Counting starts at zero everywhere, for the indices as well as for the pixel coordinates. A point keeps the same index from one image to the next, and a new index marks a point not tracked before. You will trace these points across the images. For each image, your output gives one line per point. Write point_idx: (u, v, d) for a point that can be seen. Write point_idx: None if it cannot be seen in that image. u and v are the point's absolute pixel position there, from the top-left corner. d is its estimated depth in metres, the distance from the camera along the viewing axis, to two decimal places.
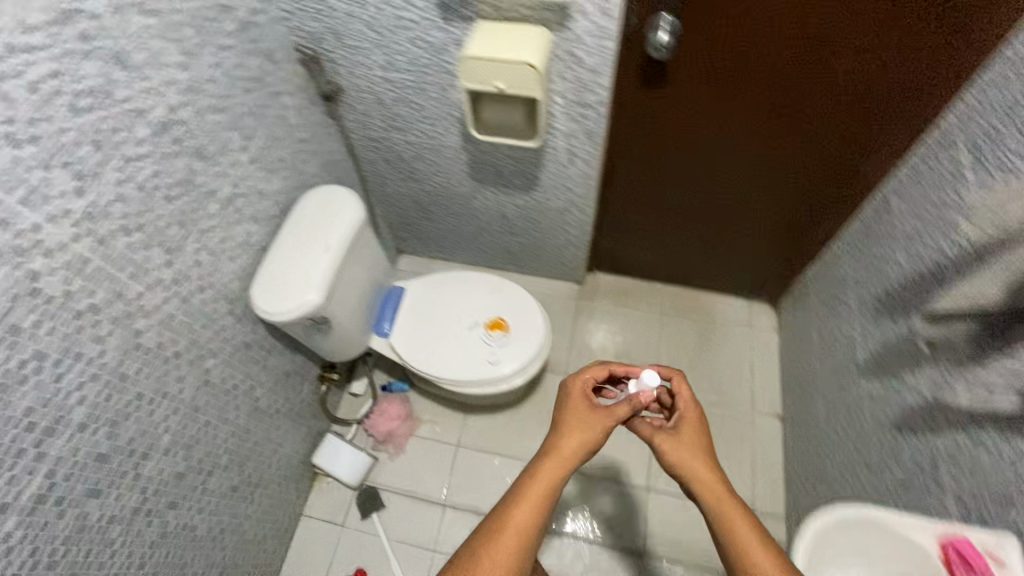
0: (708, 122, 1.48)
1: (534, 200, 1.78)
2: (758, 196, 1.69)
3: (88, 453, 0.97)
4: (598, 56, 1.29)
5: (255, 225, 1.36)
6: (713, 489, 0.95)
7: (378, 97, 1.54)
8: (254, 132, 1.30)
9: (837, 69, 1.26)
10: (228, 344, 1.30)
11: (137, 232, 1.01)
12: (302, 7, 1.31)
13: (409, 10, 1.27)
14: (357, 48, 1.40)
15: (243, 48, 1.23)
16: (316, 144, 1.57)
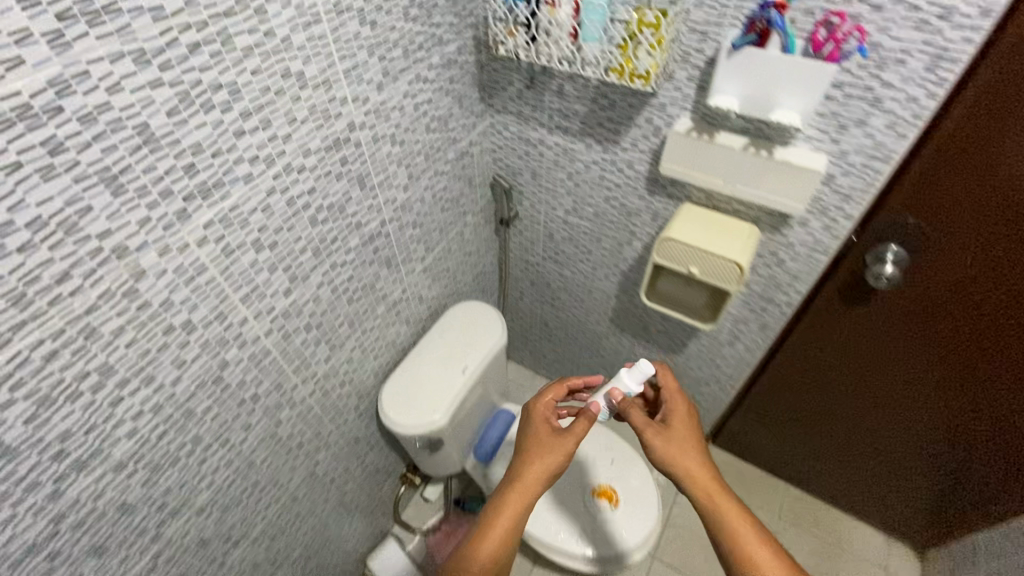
0: (820, 348, 1.08)
1: (677, 364, 1.32)
2: (938, 465, 1.18)
3: (175, 543, 0.74)
4: (804, 266, 0.91)
5: (407, 326, 1.12)
6: (730, 511, 0.75)
7: (552, 217, 1.19)
8: (436, 244, 1.10)
9: (941, 313, 0.88)
10: (343, 437, 1.05)
11: (316, 329, 0.83)
12: (511, 145, 1.09)
13: (615, 174, 1.00)
14: (549, 190, 1.13)
15: (514, 131, 1.06)
16: (481, 257, 1.33)
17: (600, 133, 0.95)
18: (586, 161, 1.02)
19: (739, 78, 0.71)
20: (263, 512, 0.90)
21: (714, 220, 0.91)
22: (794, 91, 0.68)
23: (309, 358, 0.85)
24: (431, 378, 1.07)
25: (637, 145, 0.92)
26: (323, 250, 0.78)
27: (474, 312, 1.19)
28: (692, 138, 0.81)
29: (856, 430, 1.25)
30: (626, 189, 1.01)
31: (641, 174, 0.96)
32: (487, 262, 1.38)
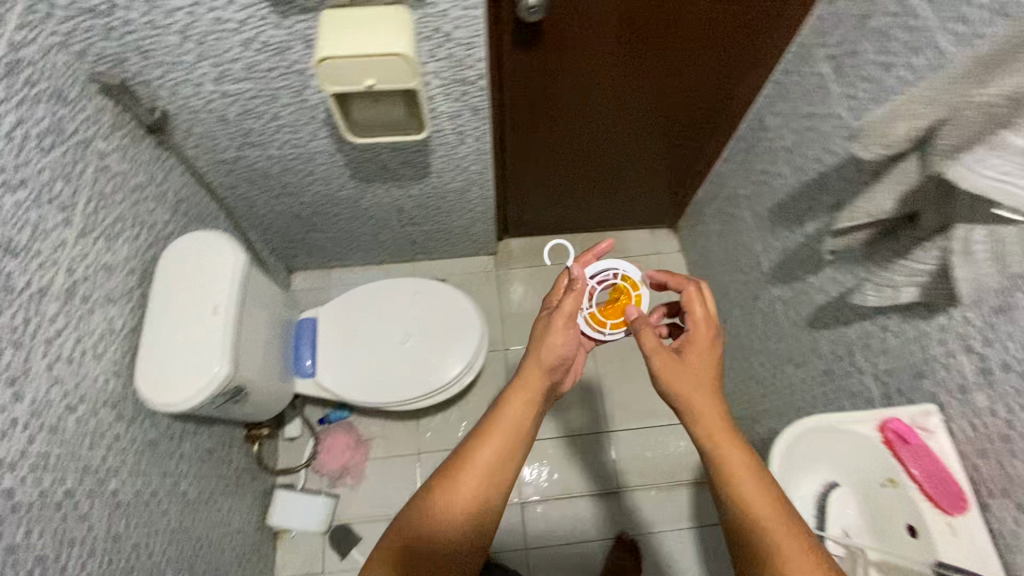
0: (573, 99, 1.13)
1: (431, 187, 1.30)
2: (670, 164, 1.42)
3: (25, 518, 0.70)
4: (478, 41, 0.89)
5: (120, 309, 0.91)
6: (712, 422, 0.72)
7: (214, 115, 1.00)
8: (104, 220, 0.88)
9: (571, 96, 1.13)
10: (130, 452, 0.90)
11: (8, 383, 0.69)
12: (122, 47, 0.84)
13: (254, 31, 0.84)
14: (193, 88, 0.94)
15: (114, 39, 0.83)
16: (183, 193, 1.11)
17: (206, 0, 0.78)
18: (214, 65, 0.90)
19: None
20: (94, 513, 0.81)
21: (354, 23, 0.79)
22: None
23: (31, 294, 0.73)
24: (174, 348, 0.91)
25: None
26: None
27: (196, 257, 0.97)
28: None
29: (616, 170, 1.43)
30: (280, 53, 0.88)
31: (296, 33, 0.85)
32: (186, 184, 1.12)
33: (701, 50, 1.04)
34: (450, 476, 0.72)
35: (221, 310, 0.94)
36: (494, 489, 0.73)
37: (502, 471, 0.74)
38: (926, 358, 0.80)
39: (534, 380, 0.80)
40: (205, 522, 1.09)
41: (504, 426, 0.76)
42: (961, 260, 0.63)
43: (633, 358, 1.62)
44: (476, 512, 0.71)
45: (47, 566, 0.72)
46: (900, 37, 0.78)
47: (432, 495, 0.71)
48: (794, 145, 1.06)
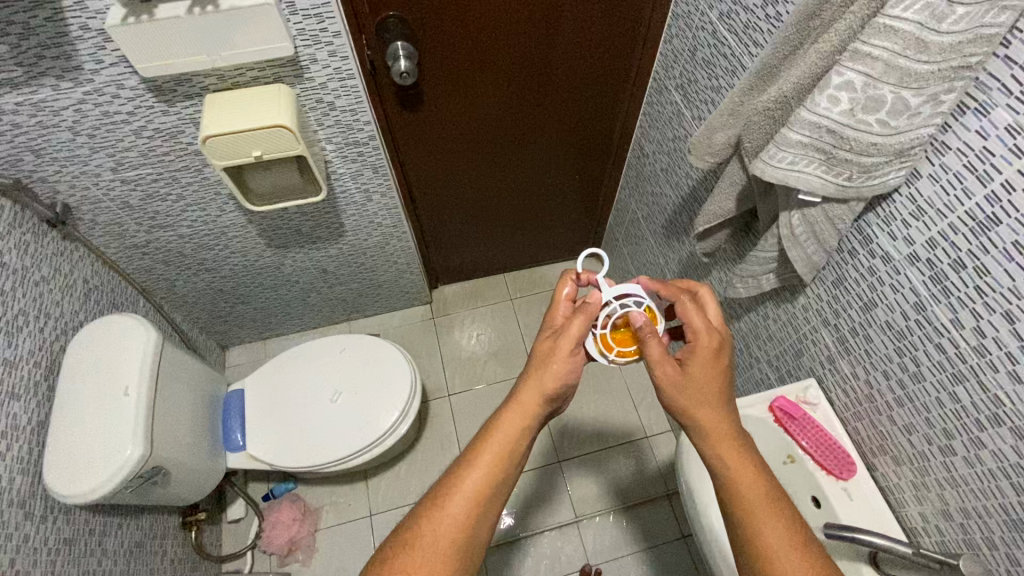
0: (469, 151, 1.23)
1: (350, 246, 1.35)
2: (578, 197, 1.52)
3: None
4: (360, 106, 0.97)
5: (25, 403, 0.90)
6: (726, 446, 0.65)
7: (118, 201, 1.04)
8: (2, 315, 0.88)
9: (468, 150, 1.22)
10: (40, 552, 0.86)
11: None
12: (14, 148, 0.88)
13: (144, 120, 0.89)
14: (92, 179, 0.98)
15: (4, 142, 0.87)
16: (94, 281, 1.11)
17: (92, 97, 0.84)
18: (110, 155, 0.94)
19: (147, 47, 0.76)
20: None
21: (236, 103, 0.86)
22: (246, 38, 0.78)
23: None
24: (84, 436, 0.89)
25: (134, 87, 0.84)
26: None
27: (104, 341, 0.97)
28: (133, 37, 0.74)
29: (530, 210, 1.51)
30: (173, 137, 0.94)
31: (186, 118, 0.91)
32: (97, 272, 1.13)
33: (575, 93, 1.16)
34: (437, 508, 0.64)
35: (132, 391, 0.93)
36: (483, 520, 0.65)
37: (493, 503, 0.66)
38: (799, 336, 0.87)
39: (530, 404, 0.70)
40: None
41: (498, 451, 0.67)
42: (789, 241, 0.72)
43: (576, 385, 1.66)
44: (463, 547, 0.63)
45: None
46: (720, 63, 0.90)
47: (416, 529, 0.63)
48: (668, 165, 1.16)
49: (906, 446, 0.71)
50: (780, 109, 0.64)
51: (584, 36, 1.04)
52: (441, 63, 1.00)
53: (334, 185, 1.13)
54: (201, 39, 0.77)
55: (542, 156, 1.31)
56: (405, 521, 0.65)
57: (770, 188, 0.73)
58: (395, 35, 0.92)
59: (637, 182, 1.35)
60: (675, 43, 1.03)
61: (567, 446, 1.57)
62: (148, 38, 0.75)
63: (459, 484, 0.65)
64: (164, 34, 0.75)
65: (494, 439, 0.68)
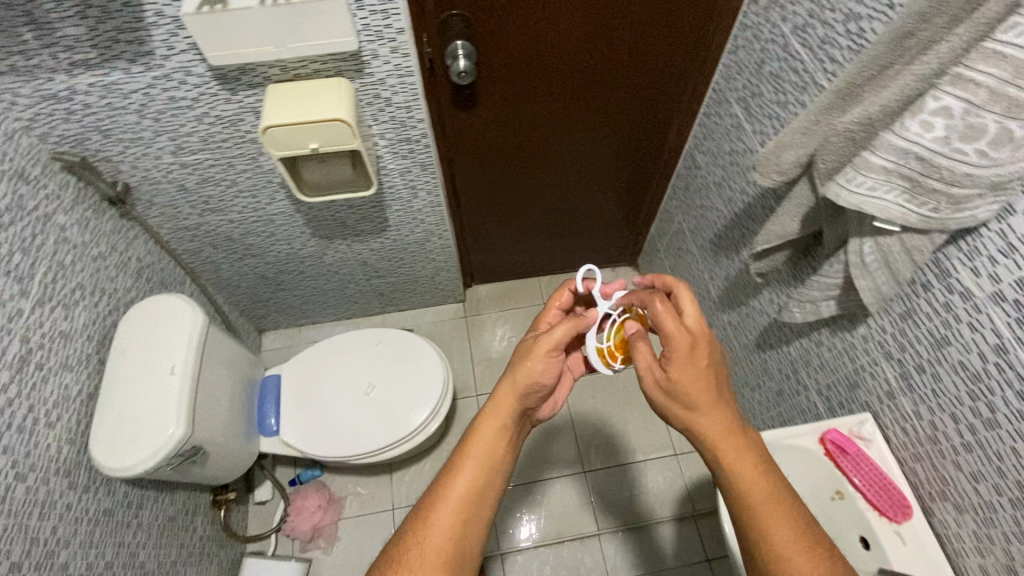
0: (518, 153, 1.22)
1: (392, 240, 1.35)
2: (623, 205, 1.49)
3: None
4: (416, 103, 0.97)
5: (77, 374, 0.93)
6: (716, 431, 0.63)
7: (174, 184, 1.06)
8: (62, 288, 0.91)
9: (516, 152, 1.21)
10: (82, 521, 0.88)
11: None
12: (84, 128, 0.91)
13: (207, 107, 0.91)
14: (152, 161, 1.00)
15: (75, 122, 0.89)
16: (146, 259, 1.15)
17: (160, 83, 0.86)
18: (172, 139, 0.96)
19: (218, 36, 0.77)
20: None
21: (296, 95, 0.87)
22: (312, 31, 0.79)
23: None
24: (130, 411, 0.91)
25: (200, 75, 0.86)
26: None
27: (154, 321, 0.99)
28: (206, 27, 0.76)
29: (573, 215, 1.49)
30: (233, 125, 0.95)
31: (247, 106, 0.92)
32: (149, 252, 1.16)
33: (629, 101, 1.13)
34: (424, 523, 0.63)
35: (177, 369, 0.96)
36: (472, 531, 0.64)
37: (483, 510, 0.65)
38: (855, 368, 0.83)
39: (511, 407, 0.70)
40: None
41: (481, 456, 0.67)
42: (858, 270, 0.68)
43: (605, 396, 1.64)
44: (456, 558, 0.62)
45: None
46: (789, 78, 0.87)
47: (404, 545, 0.62)
48: (722, 179, 1.13)
49: (970, 495, 0.67)
50: (862, 132, 0.60)
51: (645, 44, 1.01)
52: (498, 64, 0.99)
53: (382, 180, 1.13)
54: (270, 30, 0.77)
55: (591, 160, 1.29)
56: (393, 540, 0.63)
57: (840, 213, 0.70)
58: (456, 33, 0.91)
59: (685, 194, 1.32)
60: (740, 54, 0.99)
61: (594, 456, 1.54)
62: (220, 28, 0.76)
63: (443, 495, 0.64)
64: (235, 24, 0.76)
65: (477, 445, 0.67)
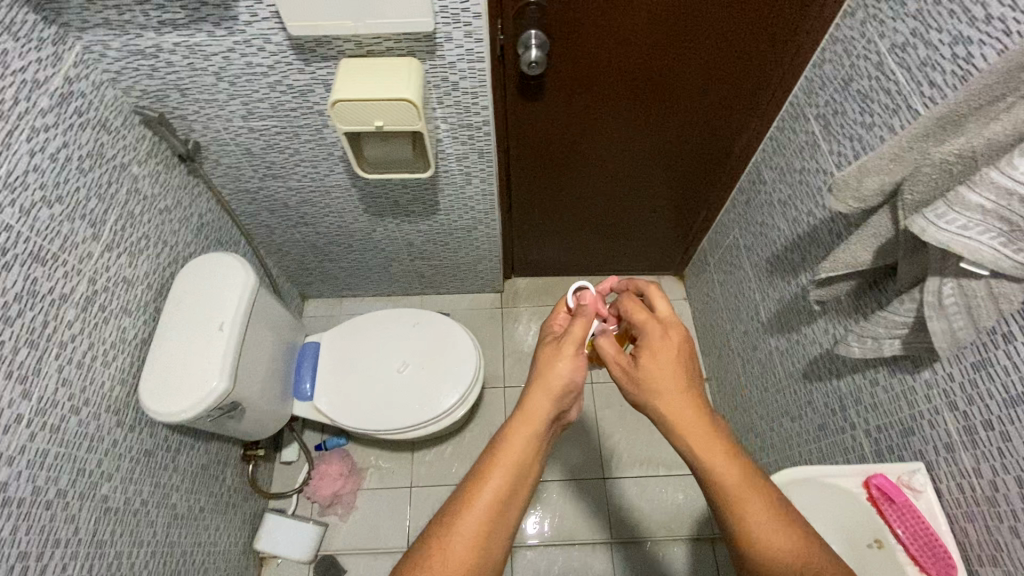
0: (577, 149, 1.19)
1: (440, 224, 1.36)
2: (676, 212, 1.45)
3: (15, 512, 0.73)
4: (482, 89, 0.96)
5: (134, 319, 0.97)
6: (692, 427, 0.61)
7: (241, 147, 1.10)
8: (129, 236, 0.96)
9: (575, 147, 1.19)
10: (125, 458, 0.93)
11: (19, 380, 0.74)
12: (165, 85, 0.94)
13: (280, 75, 0.93)
14: (223, 123, 1.04)
15: (158, 79, 0.93)
16: (207, 217, 1.19)
17: (239, 48, 0.88)
18: (244, 103, 0.99)
19: (299, 6, 0.78)
20: (81, 516, 0.84)
21: (368, 71, 0.87)
22: (392, 8, 0.79)
23: (52, 299, 0.80)
24: (179, 359, 0.95)
25: (277, 43, 0.87)
26: (17, 225, 0.74)
27: (209, 277, 1.03)
28: None
29: (624, 217, 1.46)
30: (302, 95, 0.97)
31: (317, 77, 0.94)
32: (210, 210, 1.20)
33: (699, 106, 1.10)
34: (450, 525, 0.60)
35: (225, 327, 0.99)
36: (500, 534, 0.61)
37: (512, 512, 0.62)
38: (912, 414, 0.79)
39: (542, 409, 0.66)
40: (190, 538, 1.11)
41: (510, 460, 0.63)
42: (932, 312, 0.64)
43: None
44: (484, 561, 0.59)
45: (29, 563, 0.75)
46: (879, 100, 0.81)
47: (429, 547, 0.59)
48: (789, 198, 1.08)
49: None
50: (961, 166, 0.56)
51: (723, 49, 0.97)
52: (568, 57, 0.97)
53: (439, 163, 1.14)
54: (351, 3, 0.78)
55: (650, 163, 1.25)
56: (418, 539, 0.60)
57: (921, 248, 0.65)
58: (532, 23, 0.90)
59: (746, 209, 1.27)
60: (826, 68, 0.94)
61: (615, 464, 1.52)
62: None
63: (472, 496, 0.61)
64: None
65: (509, 446, 0.64)
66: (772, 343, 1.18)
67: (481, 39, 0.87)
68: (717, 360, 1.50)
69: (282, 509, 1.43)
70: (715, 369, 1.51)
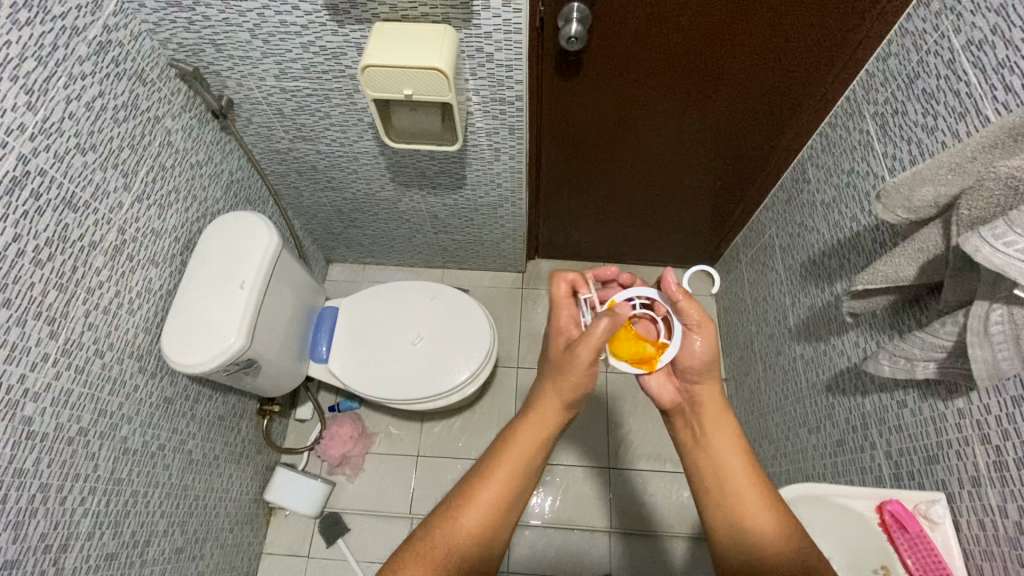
0: (611, 131, 1.15)
1: (466, 198, 1.34)
2: (712, 205, 1.39)
3: (39, 446, 0.77)
4: (517, 63, 0.92)
5: (159, 270, 1.00)
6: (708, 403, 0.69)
7: (273, 107, 1.09)
8: (159, 188, 0.97)
9: (611, 130, 1.14)
10: (146, 403, 0.97)
11: (46, 322, 0.77)
12: (200, 40, 0.94)
13: (313, 35, 0.91)
14: (255, 81, 1.03)
15: (194, 32, 0.93)
16: (236, 174, 1.20)
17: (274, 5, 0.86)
18: (277, 62, 0.98)
19: None
20: (101, 454, 0.88)
21: (401, 37, 0.85)
22: None
23: (82, 245, 0.82)
24: (200, 313, 0.98)
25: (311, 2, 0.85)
26: (51, 171, 0.76)
27: (235, 234, 1.04)
28: None
29: (656, 205, 1.40)
30: (334, 57, 0.95)
31: (349, 39, 0.92)
32: (240, 168, 1.21)
33: (746, 95, 1.03)
34: (446, 526, 0.60)
35: (246, 286, 1.00)
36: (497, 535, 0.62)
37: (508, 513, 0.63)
38: (940, 442, 0.74)
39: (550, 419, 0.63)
40: (203, 484, 1.15)
41: (512, 468, 0.62)
42: (975, 338, 0.59)
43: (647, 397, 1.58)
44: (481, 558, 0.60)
45: (50, 495, 0.79)
46: (946, 101, 0.75)
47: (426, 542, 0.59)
48: (833, 200, 1.02)
49: None
50: None
51: (779, 35, 0.91)
52: (611, 34, 0.92)
53: (468, 137, 1.11)
54: None
55: (689, 151, 1.20)
56: (419, 533, 0.60)
57: (972, 269, 0.60)
58: None
59: (785, 207, 1.21)
60: (891, 63, 0.87)
61: (622, 454, 1.51)
62: None
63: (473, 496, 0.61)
64: None
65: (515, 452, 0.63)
66: (798, 350, 1.13)
67: (520, 9, 0.83)
68: (738, 362, 1.45)
69: (293, 464, 1.47)
70: (734, 370, 1.47)
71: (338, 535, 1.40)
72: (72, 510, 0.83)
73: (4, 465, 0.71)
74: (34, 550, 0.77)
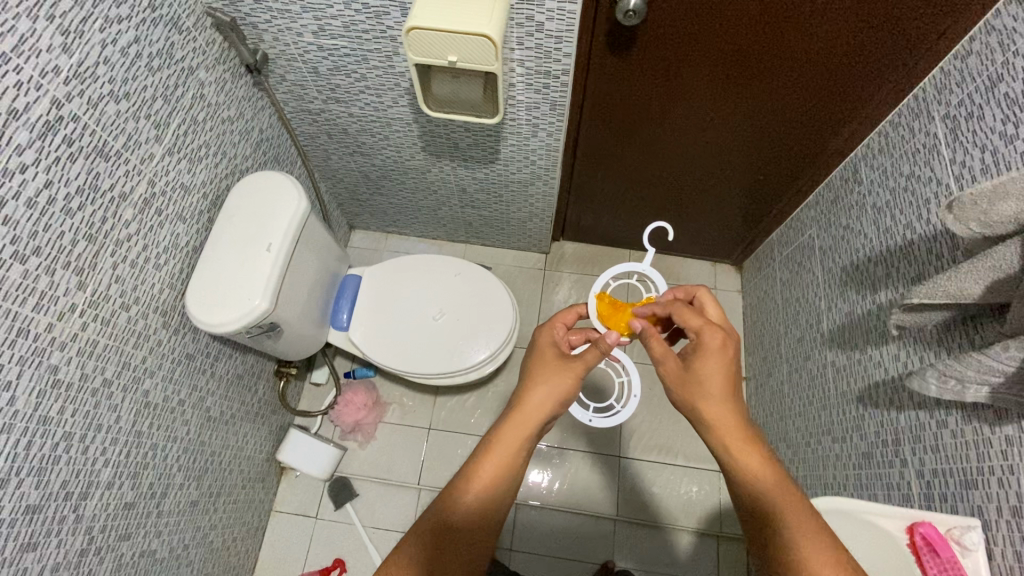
0: (656, 114, 1.10)
1: (497, 174, 1.30)
2: (750, 199, 1.34)
3: (64, 395, 0.77)
4: (568, 35, 0.88)
5: (186, 226, 0.98)
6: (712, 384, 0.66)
7: (309, 65, 1.06)
8: (190, 141, 0.95)
9: (656, 111, 1.09)
10: (168, 359, 0.97)
11: (74, 272, 0.76)
12: None
13: None
14: (291, 36, 0.99)
15: None
16: (266, 132, 1.17)
17: None
18: (316, 18, 0.94)
19: None
20: (123, 406, 0.88)
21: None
22: None
23: (112, 197, 0.81)
24: (225, 274, 0.96)
25: None
26: (84, 117, 0.74)
27: (263, 196, 1.02)
28: None
29: (692, 194, 1.35)
30: (376, 15, 0.91)
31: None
32: (270, 127, 1.18)
33: (805, 86, 0.97)
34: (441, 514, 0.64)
35: (272, 249, 0.98)
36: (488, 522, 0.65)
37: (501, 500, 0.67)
38: (980, 467, 0.71)
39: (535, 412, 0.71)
40: (220, 441, 1.17)
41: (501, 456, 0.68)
42: None
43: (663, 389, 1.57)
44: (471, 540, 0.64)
45: (73, 443, 0.79)
46: None
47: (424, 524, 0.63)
48: (886, 205, 0.97)
49: None
50: None
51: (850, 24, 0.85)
52: (671, 10, 0.86)
53: (507, 110, 1.07)
54: None
55: (734, 141, 1.14)
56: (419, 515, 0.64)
57: None
58: None
59: (831, 207, 1.16)
60: (971, 62, 0.81)
61: (633, 444, 1.50)
62: None
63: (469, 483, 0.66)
64: None
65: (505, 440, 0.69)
66: (829, 356, 1.09)
67: None
68: (761, 361, 1.43)
69: (306, 427, 1.49)
70: (756, 369, 1.45)
71: (347, 499, 1.42)
72: (94, 459, 0.83)
73: (30, 412, 0.72)
74: (56, 495, 0.78)
